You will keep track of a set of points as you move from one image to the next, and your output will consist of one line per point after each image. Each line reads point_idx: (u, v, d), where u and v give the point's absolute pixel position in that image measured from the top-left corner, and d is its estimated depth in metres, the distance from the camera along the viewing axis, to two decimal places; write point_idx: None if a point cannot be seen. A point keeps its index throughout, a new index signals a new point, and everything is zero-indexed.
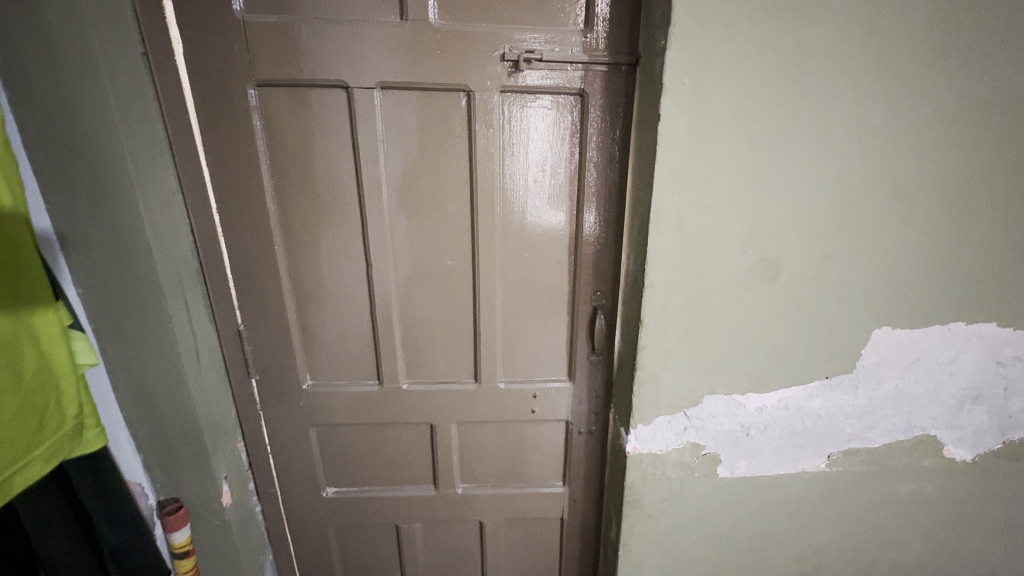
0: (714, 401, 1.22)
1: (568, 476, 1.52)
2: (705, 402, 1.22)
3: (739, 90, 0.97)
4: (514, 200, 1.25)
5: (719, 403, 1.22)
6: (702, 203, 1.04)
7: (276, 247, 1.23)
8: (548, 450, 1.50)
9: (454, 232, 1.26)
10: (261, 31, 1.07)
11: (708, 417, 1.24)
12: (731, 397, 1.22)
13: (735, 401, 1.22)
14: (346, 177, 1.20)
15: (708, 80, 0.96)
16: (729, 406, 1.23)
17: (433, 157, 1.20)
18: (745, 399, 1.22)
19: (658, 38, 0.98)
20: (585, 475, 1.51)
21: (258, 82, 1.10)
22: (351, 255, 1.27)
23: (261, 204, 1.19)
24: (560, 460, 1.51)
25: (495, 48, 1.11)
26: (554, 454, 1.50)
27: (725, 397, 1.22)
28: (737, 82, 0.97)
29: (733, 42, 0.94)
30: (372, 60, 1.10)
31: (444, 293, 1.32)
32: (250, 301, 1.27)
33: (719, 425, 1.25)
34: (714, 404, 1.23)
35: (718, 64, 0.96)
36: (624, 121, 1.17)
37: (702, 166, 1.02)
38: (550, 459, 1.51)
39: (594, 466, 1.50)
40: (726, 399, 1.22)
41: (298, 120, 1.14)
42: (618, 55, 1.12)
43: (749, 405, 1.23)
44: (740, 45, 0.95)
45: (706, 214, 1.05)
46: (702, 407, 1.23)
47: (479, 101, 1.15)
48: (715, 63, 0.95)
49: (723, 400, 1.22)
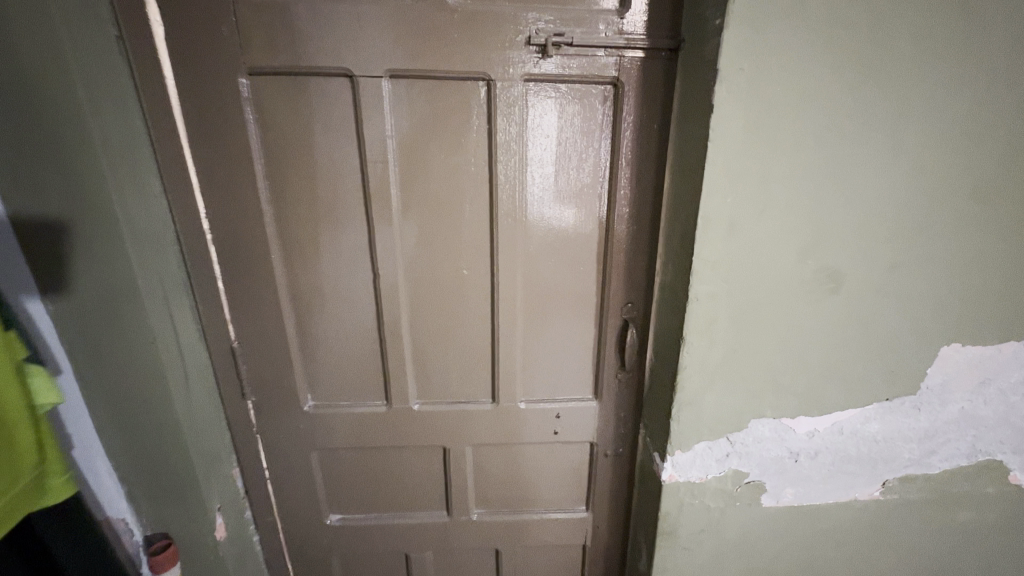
0: (761, 424, 1.10)
1: (592, 502, 1.40)
2: (751, 426, 1.10)
3: (803, 78, 0.85)
4: (537, 203, 1.12)
5: (767, 427, 1.10)
6: (756, 206, 0.92)
7: (273, 256, 1.11)
8: (571, 475, 1.38)
9: (470, 239, 1.14)
10: (254, 13, 0.94)
11: (754, 443, 1.12)
12: (780, 421, 1.10)
13: (784, 425, 1.10)
14: (351, 178, 1.07)
15: (769, 66, 0.83)
16: (777, 431, 1.11)
17: (447, 156, 1.07)
18: (796, 423, 1.10)
19: (711, 18, 0.85)
20: (610, 501, 1.39)
21: (251, 70, 0.97)
22: (356, 264, 1.14)
23: (256, 208, 1.06)
24: (583, 485, 1.39)
25: (519, 31, 0.98)
26: (577, 478, 1.38)
27: (773, 421, 1.10)
28: (802, 68, 0.84)
29: (800, 21, 0.81)
30: (379, 46, 0.97)
31: (458, 305, 1.19)
32: (245, 316, 1.14)
33: (766, 450, 1.13)
34: (762, 428, 1.11)
35: (781, 48, 0.83)
36: (662, 114, 1.05)
37: (758, 165, 0.89)
38: (572, 484, 1.39)
39: (620, 492, 1.38)
40: (774, 423, 1.10)
41: (297, 114, 1.01)
42: (658, 40, 0.99)
43: (799, 429, 1.11)
44: (808, 26, 0.82)
45: (761, 219, 0.93)
46: (747, 432, 1.11)
47: (500, 92, 1.02)
48: (778, 45, 0.82)
49: (771, 425, 1.10)
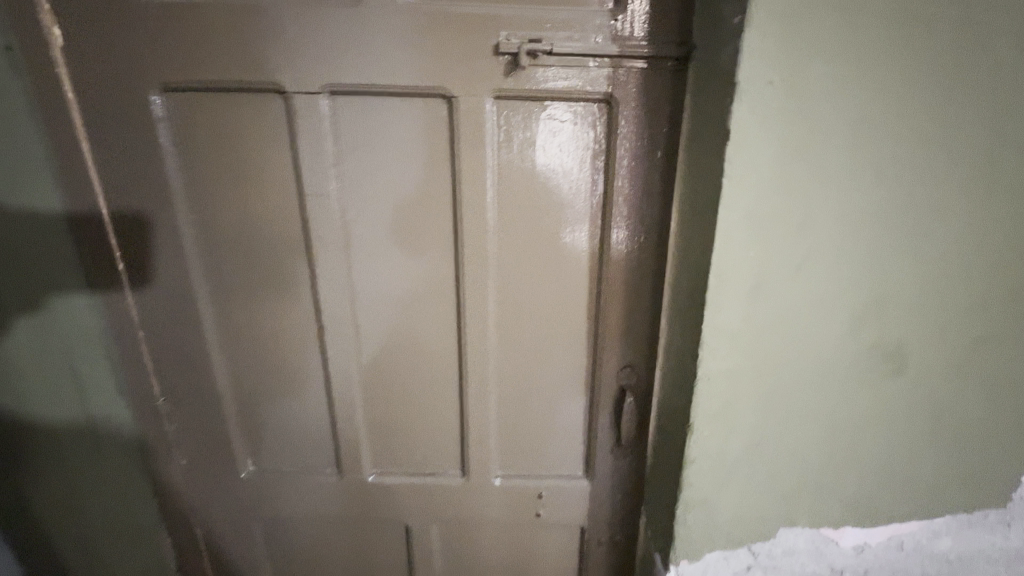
0: (793, 531, 0.86)
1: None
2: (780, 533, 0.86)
3: (854, 94, 0.62)
4: (513, 245, 0.92)
5: (801, 535, 0.86)
6: (788, 263, 0.69)
7: (200, 301, 0.94)
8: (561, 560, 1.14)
9: (433, 285, 0.95)
10: (165, 17, 0.78)
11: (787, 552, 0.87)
12: (819, 529, 0.86)
13: (824, 535, 0.86)
14: (289, 213, 0.90)
15: (805, 80, 0.61)
16: (815, 541, 0.86)
17: (404, 186, 0.89)
18: (838, 533, 0.86)
19: (728, 14, 0.64)
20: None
21: (165, 86, 0.82)
22: (299, 312, 0.96)
23: (178, 246, 0.90)
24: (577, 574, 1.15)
25: (485, 36, 0.79)
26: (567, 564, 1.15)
27: (810, 529, 0.85)
28: (853, 82, 0.62)
29: (851, 20, 0.60)
30: (317, 56, 0.80)
31: (421, 362, 1.00)
32: (170, 368, 0.98)
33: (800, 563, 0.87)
34: (794, 537, 0.86)
35: (825, 54, 0.61)
36: (668, 140, 0.84)
37: (790, 210, 0.67)
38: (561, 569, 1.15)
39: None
40: (810, 532, 0.86)
41: (222, 136, 0.85)
42: (663, 46, 0.78)
43: (845, 542, 0.86)
44: (862, 24, 0.60)
45: (795, 279, 0.70)
46: (775, 541, 0.86)
47: (464, 111, 0.83)
48: (819, 50, 0.60)
49: (807, 532, 0.86)
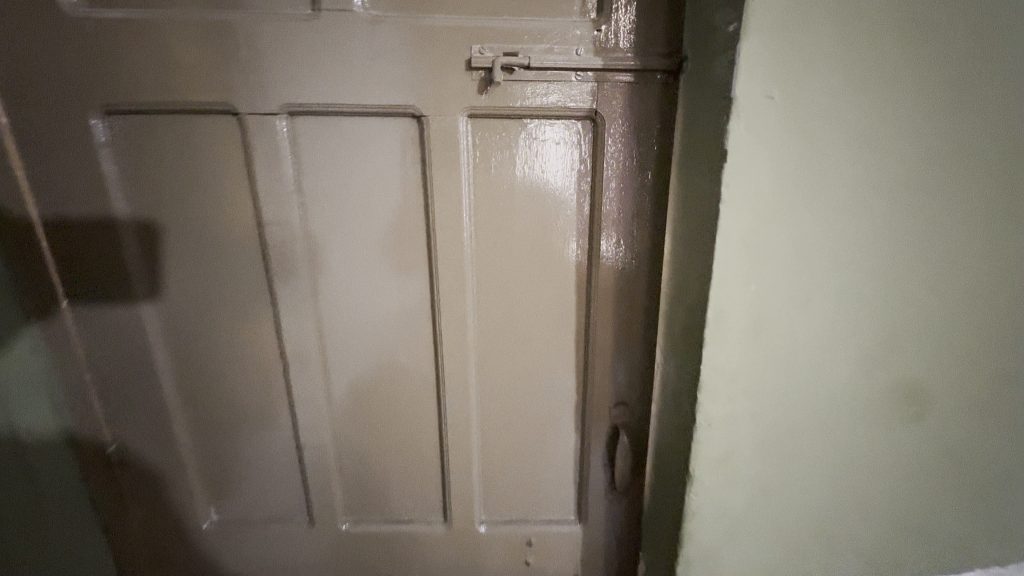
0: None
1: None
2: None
3: (865, 109, 0.55)
4: (493, 273, 0.84)
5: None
6: (795, 297, 0.61)
7: (153, 337, 0.87)
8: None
9: (407, 318, 0.87)
10: (105, 34, 0.72)
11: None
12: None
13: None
14: (248, 242, 0.82)
15: (810, 94, 0.54)
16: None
17: (372, 212, 0.81)
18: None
19: (721, 22, 0.57)
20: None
21: (107, 108, 0.75)
22: (262, 349, 0.88)
23: (128, 279, 0.84)
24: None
25: (456, 50, 0.73)
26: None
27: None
28: (865, 95, 0.55)
29: (859, 26, 0.53)
30: (272, 73, 0.73)
31: (397, 400, 0.92)
32: (121, 410, 0.91)
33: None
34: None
35: (831, 65, 0.54)
36: (659, 159, 0.77)
37: (798, 239, 0.59)
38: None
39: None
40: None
41: (172, 161, 0.78)
42: (650, 58, 0.72)
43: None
44: (872, 31, 0.53)
45: (804, 316, 0.62)
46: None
47: (435, 131, 0.76)
48: (826, 60, 0.53)
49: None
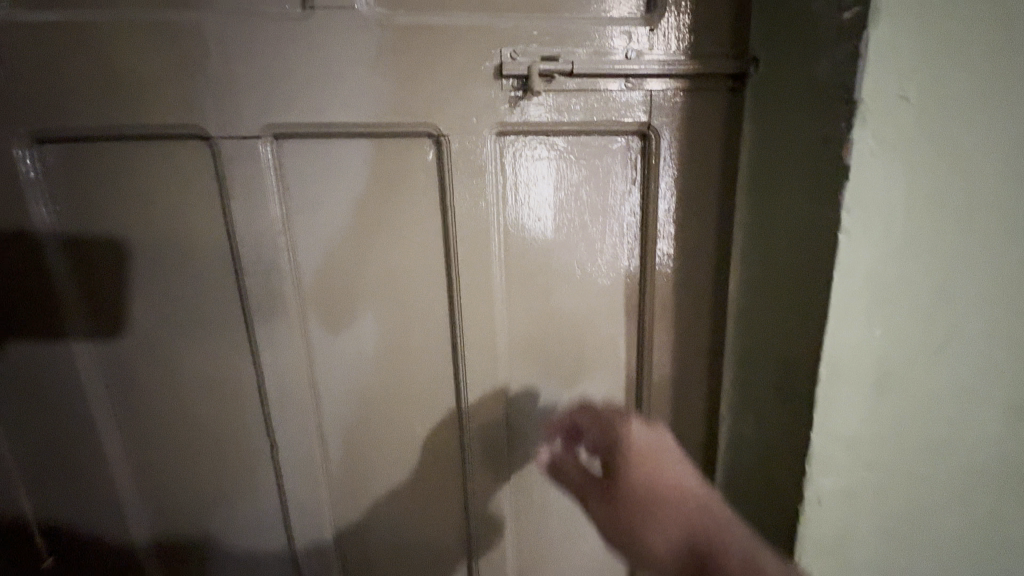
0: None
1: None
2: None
3: (1001, 119, 0.46)
4: (527, 320, 0.70)
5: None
6: (921, 343, 0.51)
7: (101, 415, 0.70)
8: (661, 451, 0.57)
9: (423, 380, 0.72)
10: (32, 40, 0.56)
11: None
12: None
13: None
14: (224, 296, 0.67)
15: (941, 99, 0.45)
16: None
17: (375, 256, 0.67)
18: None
19: (825, 10, 0.47)
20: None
21: (35, 135, 0.59)
22: (241, 426, 0.72)
23: (68, 347, 0.67)
24: (726, 520, 0.53)
25: (481, 55, 0.60)
26: (677, 492, 0.54)
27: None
28: (1002, 105, 0.46)
29: (997, 20, 0.44)
30: (253, 89, 0.59)
31: (411, 477, 0.76)
32: (60, 509, 0.74)
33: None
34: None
35: (965, 66, 0.45)
36: (721, 181, 0.65)
37: (924, 274, 0.49)
38: (668, 492, 0.54)
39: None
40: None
41: (123, 199, 0.63)
42: (711, 64, 0.60)
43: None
44: (1010, 28, 0.44)
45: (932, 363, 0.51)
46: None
47: (456, 154, 0.63)
48: (959, 60, 0.44)
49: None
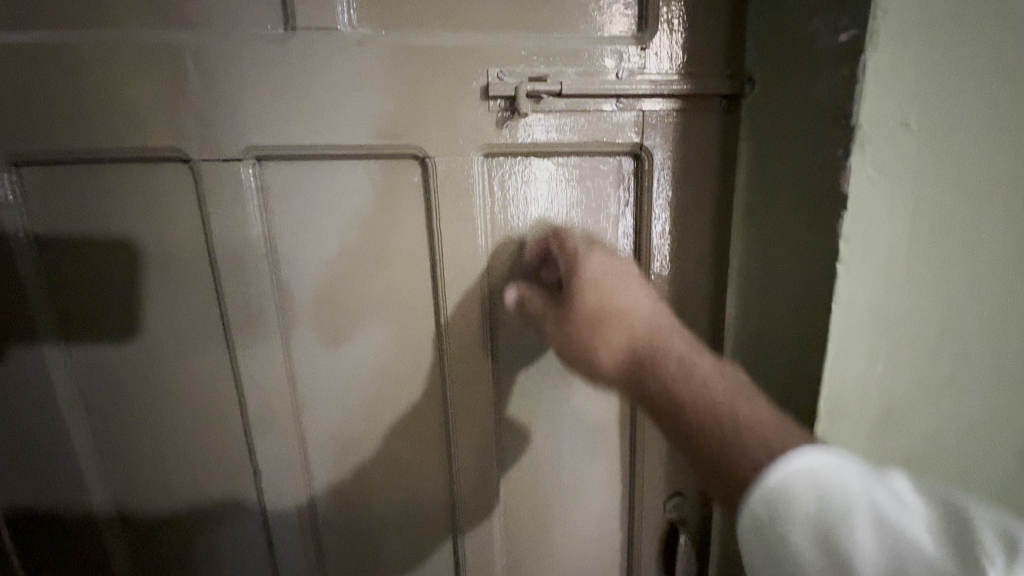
0: (858, 548, 0.32)
1: (675, 397, 0.44)
2: (794, 500, 0.35)
3: (1002, 148, 0.45)
4: (518, 345, 0.68)
5: (892, 525, 0.32)
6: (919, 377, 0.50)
7: (80, 442, 0.68)
8: (620, 276, 0.53)
9: (412, 407, 0.69)
10: (12, 63, 0.55)
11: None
12: (937, 510, 0.33)
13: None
14: (206, 320, 0.65)
15: (942, 127, 0.43)
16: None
17: (361, 279, 0.65)
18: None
19: (824, 30, 0.45)
20: (747, 410, 0.41)
21: (14, 158, 0.58)
22: (224, 453, 0.69)
23: (44, 373, 0.65)
24: (680, 335, 0.49)
25: (469, 76, 0.58)
26: (630, 289, 0.52)
27: (924, 540, 0.32)
28: (1003, 134, 0.44)
29: (998, 46, 0.42)
30: (237, 111, 0.58)
31: (399, 506, 0.73)
32: (38, 539, 0.71)
33: (852, 573, 0.32)
34: (856, 565, 0.32)
35: (968, 93, 0.43)
36: (718, 204, 0.63)
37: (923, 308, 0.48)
38: (611, 274, 0.53)
39: (733, 433, 0.40)
40: (941, 557, 0.31)
41: (104, 221, 0.61)
42: (706, 84, 0.58)
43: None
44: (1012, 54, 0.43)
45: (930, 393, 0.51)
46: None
47: (443, 176, 0.61)
48: (961, 86, 0.43)
49: (910, 521, 0.32)
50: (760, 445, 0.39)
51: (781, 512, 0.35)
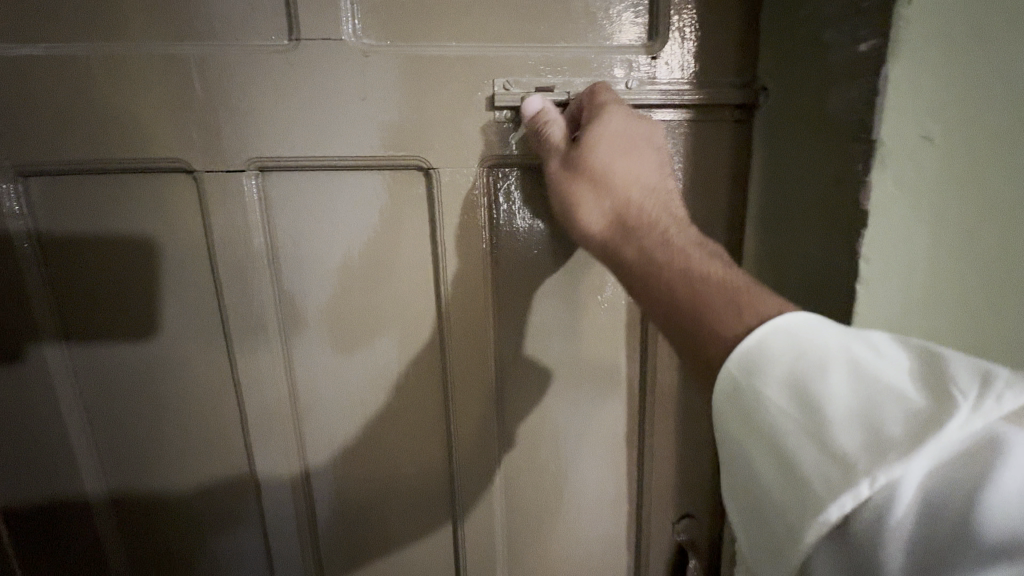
0: (831, 396, 0.30)
1: (653, 265, 0.42)
2: (769, 359, 0.33)
3: None
4: (522, 359, 0.67)
5: (867, 371, 0.31)
6: None
7: (81, 452, 0.67)
8: (631, 139, 0.50)
9: (414, 420, 0.68)
10: (19, 75, 0.55)
11: (790, 512, 0.30)
12: (913, 358, 0.31)
13: (934, 441, 0.27)
14: (207, 330, 0.64)
15: (971, 141, 0.41)
16: (903, 483, 0.27)
17: (364, 291, 0.64)
18: (1001, 471, 0.25)
19: (840, 40, 0.44)
20: (730, 275, 0.39)
21: (20, 169, 0.58)
22: (225, 464, 0.69)
23: (45, 383, 0.64)
24: (668, 212, 0.46)
25: (474, 86, 0.57)
26: (630, 160, 0.48)
27: (899, 381, 0.30)
28: None
29: None
30: (240, 121, 0.57)
31: (401, 520, 0.72)
32: (35, 552, 0.70)
33: (828, 414, 0.30)
34: (829, 409, 0.30)
35: (998, 105, 0.41)
36: (730, 217, 0.61)
37: (949, 332, 0.46)
38: (613, 149, 0.49)
39: (708, 298, 0.37)
40: (919, 398, 0.29)
41: (107, 231, 0.61)
42: (719, 94, 0.57)
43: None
44: None
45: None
46: (777, 462, 0.31)
47: (448, 188, 0.60)
48: (991, 98, 0.40)
49: (885, 367, 0.31)
50: (734, 316, 0.36)
51: (755, 373, 0.33)
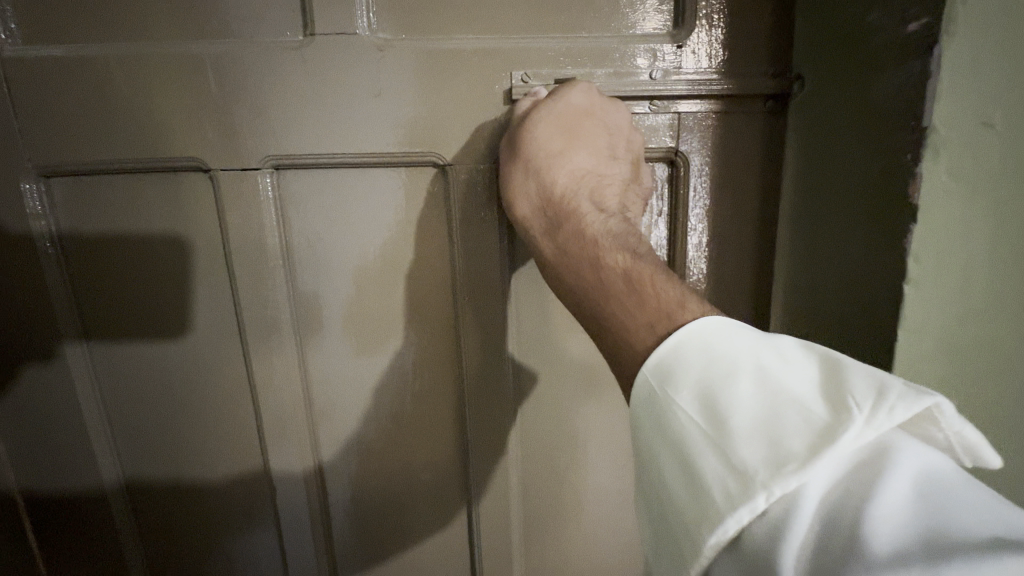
0: (735, 404, 0.28)
1: (563, 253, 0.44)
2: (678, 365, 0.31)
3: None
4: (541, 362, 0.65)
5: (772, 376, 0.28)
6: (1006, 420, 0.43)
7: (99, 448, 0.67)
8: (594, 116, 0.50)
9: (429, 423, 0.67)
10: (41, 76, 0.56)
11: (689, 525, 0.27)
12: (818, 363, 0.29)
13: (830, 452, 0.25)
14: (223, 328, 0.64)
15: None
16: (801, 502, 0.24)
17: (378, 290, 0.63)
18: (891, 480, 0.24)
19: (886, 21, 0.40)
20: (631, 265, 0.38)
21: (43, 169, 0.59)
22: (241, 464, 0.69)
23: (65, 380, 0.65)
24: (596, 195, 0.47)
25: (490, 80, 0.56)
26: (588, 145, 0.49)
27: (802, 389, 0.28)
28: None
29: None
30: (254, 119, 0.57)
31: (416, 525, 0.71)
32: (59, 543, 0.71)
33: (728, 422, 0.28)
34: (730, 414, 0.28)
35: None
36: (761, 213, 0.57)
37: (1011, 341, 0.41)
38: (556, 136, 0.49)
39: (602, 291, 0.38)
40: (816, 407, 0.27)
41: (125, 229, 0.61)
42: (748, 84, 0.54)
43: (922, 497, 0.23)
44: None
45: (1007, 439, 0.44)
46: (682, 475, 0.28)
47: (463, 185, 0.58)
48: None
49: (790, 369, 0.29)
50: (647, 328, 0.35)
51: (662, 379, 0.31)
